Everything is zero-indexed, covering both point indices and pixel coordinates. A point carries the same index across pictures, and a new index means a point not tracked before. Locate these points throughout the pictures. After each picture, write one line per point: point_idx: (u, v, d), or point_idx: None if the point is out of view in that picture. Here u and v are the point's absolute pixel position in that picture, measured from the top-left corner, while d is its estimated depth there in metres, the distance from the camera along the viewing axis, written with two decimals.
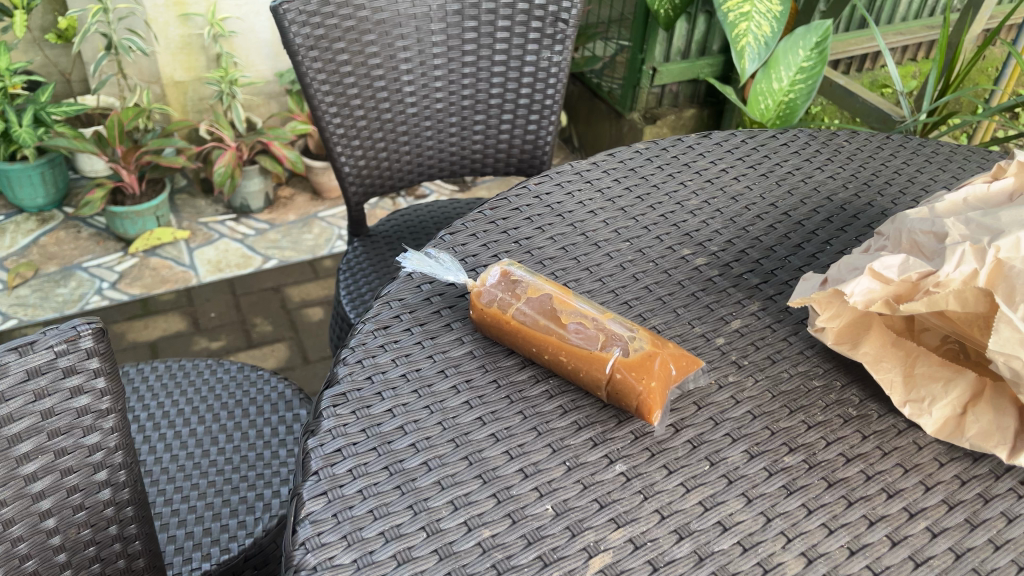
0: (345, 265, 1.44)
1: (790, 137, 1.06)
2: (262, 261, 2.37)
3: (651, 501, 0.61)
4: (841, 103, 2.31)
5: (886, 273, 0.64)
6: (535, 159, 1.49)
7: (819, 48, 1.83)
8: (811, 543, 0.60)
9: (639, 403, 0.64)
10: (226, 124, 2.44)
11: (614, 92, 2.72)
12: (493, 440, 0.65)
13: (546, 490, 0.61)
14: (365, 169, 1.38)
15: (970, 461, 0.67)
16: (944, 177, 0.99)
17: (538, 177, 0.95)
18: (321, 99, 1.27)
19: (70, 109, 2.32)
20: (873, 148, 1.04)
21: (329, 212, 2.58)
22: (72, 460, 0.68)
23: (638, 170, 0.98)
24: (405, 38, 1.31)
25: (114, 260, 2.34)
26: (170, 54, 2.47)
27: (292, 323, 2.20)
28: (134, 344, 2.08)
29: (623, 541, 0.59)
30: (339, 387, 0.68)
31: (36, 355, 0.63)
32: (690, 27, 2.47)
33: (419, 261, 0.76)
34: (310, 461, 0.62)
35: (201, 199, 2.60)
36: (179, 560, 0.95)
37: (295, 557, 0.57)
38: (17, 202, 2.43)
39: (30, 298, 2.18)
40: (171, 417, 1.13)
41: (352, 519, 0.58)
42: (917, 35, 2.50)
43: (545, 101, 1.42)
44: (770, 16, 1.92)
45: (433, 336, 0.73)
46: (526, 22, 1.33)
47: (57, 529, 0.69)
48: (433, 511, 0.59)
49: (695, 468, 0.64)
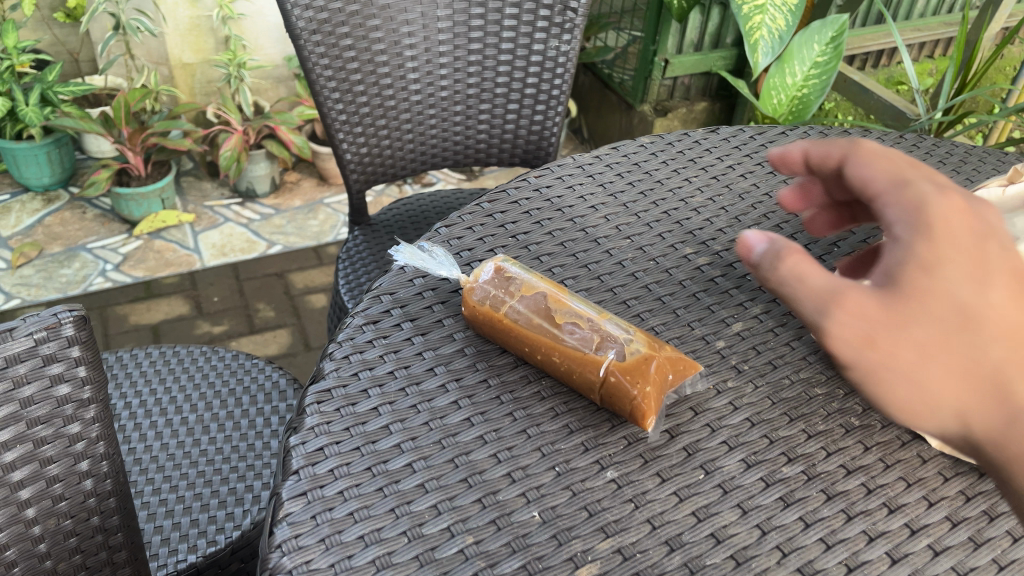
0: (345, 253, 1.42)
1: (800, 134, 1.03)
2: (267, 246, 2.36)
3: (642, 510, 0.59)
4: (855, 99, 2.27)
5: None
6: (541, 150, 1.47)
7: (835, 43, 1.80)
8: (808, 558, 0.57)
9: (632, 407, 0.61)
10: (233, 108, 2.43)
11: (625, 84, 2.69)
12: (481, 442, 0.62)
13: (534, 496, 0.59)
14: (366, 156, 1.36)
15: (976, 477, 0.64)
16: (957, 178, 0.96)
17: (539, 170, 0.92)
18: (324, 86, 1.24)
19: (77, 89, 2.34)
20: (887, 148, 1.01)
21: (335, 199, 2.57)
22: (52, 449, 0.66)
23: (641, 164, 0.96)
24: (410, 25, 1.28)
25: (119, 242, 2.32)
26: (179, 35, 2.45)
27: (294, 308, 2.18)
28: (135, 326, 2.07)
29: (611, 551, 0.56)
30: (324, 382, 0.66)
31: (16, 343, 0.61)
32: (704, 19, 2.43)
33: (411, 254, 0.76)
34: (291, 460, 0.60)
35: (207, 182, 2.59)
36: (164, 551, 0.93)
37: (270, 559, 0.55)
38: (23, 181, 2.42)
39: (34, 277, 2.17)
40: (162, 404, 1.11)
41: (331, 522, 0.56)
42: (934, 31, 2.47)
43: (552, 92, 1.39)
44: (785, 9, 1.86)
45: (424, 332, 0.71)
46: (534, 12, 1.31)
47: (37, 519, 0.67)
48: (415, 515, 0.57)
49: (689, 477, 0.62)
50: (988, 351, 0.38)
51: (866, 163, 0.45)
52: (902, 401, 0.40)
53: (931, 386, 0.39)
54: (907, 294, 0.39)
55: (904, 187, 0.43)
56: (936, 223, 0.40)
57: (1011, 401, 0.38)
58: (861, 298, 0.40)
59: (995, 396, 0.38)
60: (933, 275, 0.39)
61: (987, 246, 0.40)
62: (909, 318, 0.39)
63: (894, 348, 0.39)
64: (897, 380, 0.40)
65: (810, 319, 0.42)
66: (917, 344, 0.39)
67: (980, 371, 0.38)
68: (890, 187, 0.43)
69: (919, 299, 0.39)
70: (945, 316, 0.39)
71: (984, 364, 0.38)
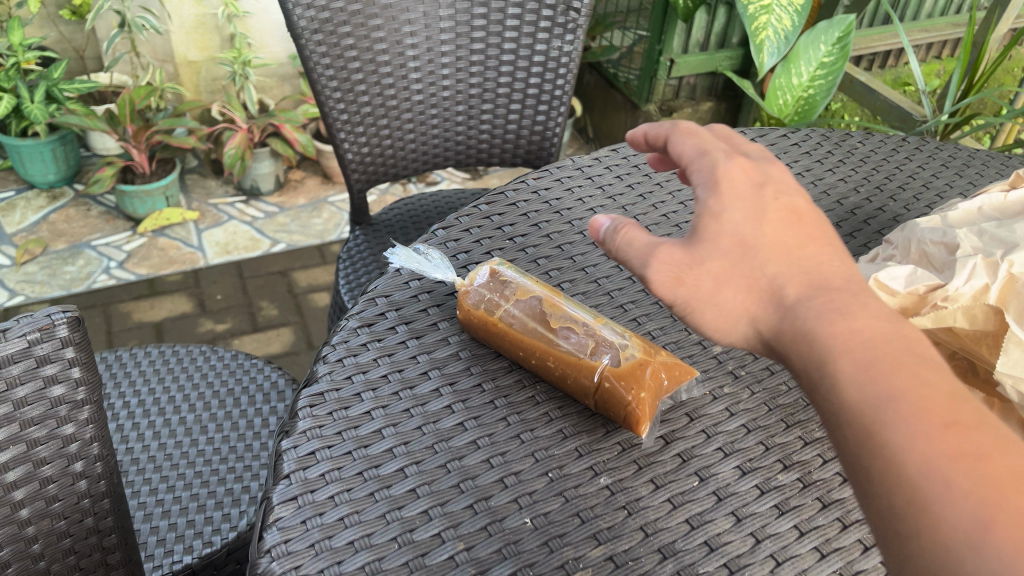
0: (345, 253, 1.41)
1: (801, 137, 1.02)
2: (271, 244, 2.36)
3: (635, 517, 0.59)
4: (861, 100, 2.26)
5: (892, 285, 0.61)
6: (543, 150, 1.46)
7: (841, 44, 1.80)
8: (801, 567, 0.57)
9: (627, 414, 0.61)
10: (238, 105, 2.45)
11: (631, 83, 2.68)
12: (474, 447, 0.62)
13: (526, 502, 0.59)
14: (368, 156, 1.36)
15: None
16: (960, 182, 0.95)
17: (537, 172, 0.92)
18: (325, 86, 1.24)
19: (83, 87, 2.34)
20: (889, 151, 1.01)
21: (339, 197, 2.57)
22: (46, 450, 0.66)
23: (641, 167, 0.95)
24: (412, 25, 1.28)
25: (123, 239, 2.32)
26: (184, 33, 2.45)
27: (298, 307, 2.18)
28: (139, 324, 2.07)
29: (603, 559, 0.56)
30: (317, 386, 0.66)
31: (10, 344, 0.61)
32: (709, 19, 2.42)
33: (407, 257, 0.75)
34: (282, 465, 0.60)
35: (211, 180, 2.59)
36: (160, 552, 0.93)
37: (259, 565, 0.54)
38: (29, 178, 2.42)
39: (38, 274, 2.17)
40: (161, 404, 1.11)
41: (321, 527, 0.56)
42: (942, 32, 2.45)
43: (554, 92, 1.38)
44: (791, 9, 1.85)
45: (419, 335, 0.71)
46: (536, 12, 1.30)
47: (31, 520, 0.67)
48: (407, 520, 0.57)
49: (684, 484, 0.61)
50: (764, 270, 0.53)
51: (686, 138, 0.60)
52: (714, 323, 0.53)
53: (725, 303, 0.53)
54: (703, 236, 0.54)
55: (706, 156, 0.58)
56: (725, 180, 0.55)
57: (782, 303, 0.51)
58: (671, 250, 0.54)
59: (773, 305, 0.51)
60: (723, 219, 0.54)
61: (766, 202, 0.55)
62: (704, 256, 0.54)
63: (696, 276, 0.53)
64: (703, 299, 0.53)
65: (636, 268, 0.56)
66: (709, 268, 0.53)
67: (758, 286, 0.52)
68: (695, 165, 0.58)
69: (713, 238, 0.54)
70: (730, 247, 0.54)
71: (762, 280, 0.52)
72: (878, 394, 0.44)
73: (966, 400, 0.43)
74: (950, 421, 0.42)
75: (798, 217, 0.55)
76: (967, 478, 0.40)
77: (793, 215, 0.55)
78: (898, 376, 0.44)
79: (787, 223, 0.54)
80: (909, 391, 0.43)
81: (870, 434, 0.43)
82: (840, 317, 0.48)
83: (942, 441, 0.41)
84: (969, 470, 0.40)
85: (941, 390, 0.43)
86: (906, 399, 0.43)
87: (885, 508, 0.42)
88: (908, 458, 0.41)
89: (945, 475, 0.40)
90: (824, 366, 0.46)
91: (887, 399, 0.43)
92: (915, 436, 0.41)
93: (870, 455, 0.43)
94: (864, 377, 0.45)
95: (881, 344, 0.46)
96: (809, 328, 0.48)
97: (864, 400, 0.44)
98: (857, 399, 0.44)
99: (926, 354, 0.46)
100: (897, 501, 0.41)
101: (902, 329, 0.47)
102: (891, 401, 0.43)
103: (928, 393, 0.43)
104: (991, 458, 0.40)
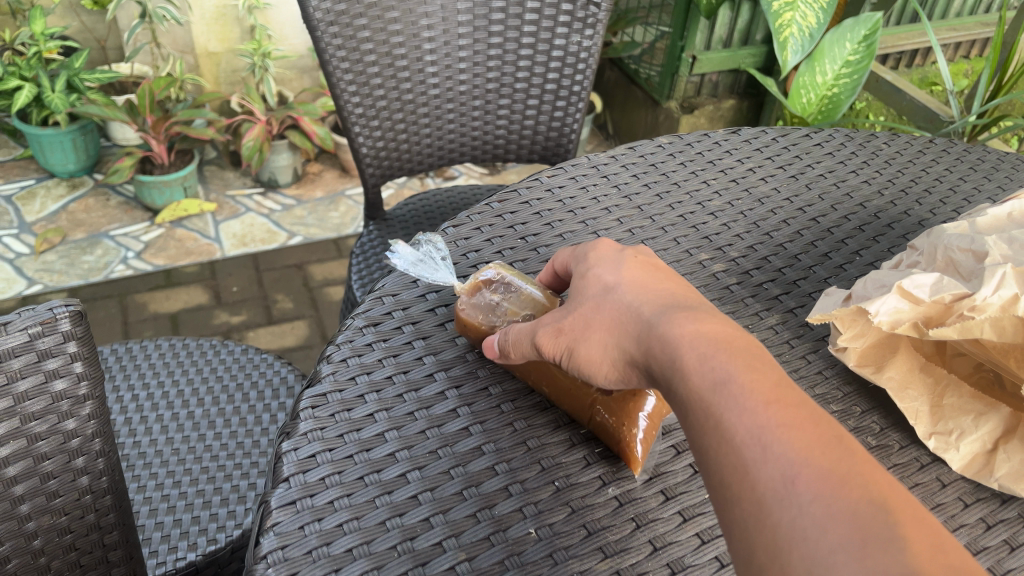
0: (358, 248, 1.40)
1: (825, 137, 1.00)
2: (287, 237, 2.35)
3: (644, 530, 0.57)
4: (888, 100, 2.22)
5: (916, 293, 0.58)
6: (560, 147, 1.44)
7: (867, 42, 1.76)
8: None
9: (620, 445, 0.59)
10: (257, 97, 2.43)
11: (652, 80, 2.65)
12: (479, 453, 0.60)
13: (531, 511, 0.57)
14: (383, 150, 1.35)
15: (998, 503, 0.61)
16: (989, 186, 0.92)
17: (552, 170, 0.90)
18: (341, 79, 1.22)
19: (103, 77, 2.35)
20: (915, 153, 0.98)
21: (356, 191, 2.56)
22: (47, 446, 0.64)
23: (659, 166, 0.93)
24: (430, 17, 1.26)
25: (141, 229, 2.32)
26: (205, 24, 2.44)
27: (313, 301, 2.17)
28: (154, 315, 2.07)
29: (610, 572, 0.54)
30: (320, 386, 0.64)
31: (11, 338, 0.60)
32: (734, 15, 2.39)
33: (414, 268, 0.73)
34: (282, 467, 0.58)
35: (230, 171, 2.59)
36: (163, 548, 0.92)
37: (255, 571, 0.53)
38: (49, 167, 2.43)
39: (56, 264, 2.17)
40: (170, 398, 1.10)
41: (320, 533, 0.54)
42: (970, 31, 2.41)
43: (573, 88, 1.36)
44: (816, 6, 1.80)
45: (425, 336, 0.69)
46: (555, 8, 1.28)
47: (31, 515, 0.65)
48: (407, 528, 0.55)
49: (695, 496, 0.59)
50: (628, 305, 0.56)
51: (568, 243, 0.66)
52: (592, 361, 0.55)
53: (597, 342, 0.56)
54: (577, 294, 0.58)
55: (581, 246, 0.63)
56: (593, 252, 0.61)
57: (638, 322, 0.54)
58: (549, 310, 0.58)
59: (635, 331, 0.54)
60: (592, 276, 0.59)
61: (632, 255, 0.60)
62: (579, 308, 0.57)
63: (572, 324, 0.57)
64: (580, 343, 0.56)
65: (528, 348, 0.59)
66: (581, 313, 0.57)
67: (619, 319, 0.55)
68: (575, 251, 0.64)
69: (585, 292, 0.58)
70: (596, 291, 0.57)
71: (621, 311, 0.55)
72: (718, 384, 0.48)
73: (792, 390, 0.48)
74: (775, 404, 0.46)
75: (661, 265, 0.60)
76: (786, 446, 0.44)
77: (654, 262, 0.60)
78: (734, 370, 0.48)
79: (649, 265, 0.59)
80: (743, 383, 0.47)
81: (708, 420, 0.47)
82: (689, 324, 0.52)
83: (768, 416, 0.46)
84: (790, 440, 0.44)
85: (770, 381, 0.48)
86: (739, 392, 0.47)
87: (719, 482, 0.45)
88: (739, 433, 0.46)
89: (767, 443, 0.45)
90: (672, 364, 0.50)
91: (720, 390, 0.47)
92: (743, 418, 0.46)
93: (708, 441, 0.47)
94: (703, 368, 0.49)
95: (725, 342, 0.50)
96: (660, 333, 0.52)
97: (703, 393, 0.48)
98: (698, 396, 0.48)
99: (764, 356, 0.50)
100: (729, 475, 0.45)
101: (743, 336, 0.52)
102: (726, 393, 0.47)
103: (758, 385, 0.47)
104: (807, 432, 0.45)
